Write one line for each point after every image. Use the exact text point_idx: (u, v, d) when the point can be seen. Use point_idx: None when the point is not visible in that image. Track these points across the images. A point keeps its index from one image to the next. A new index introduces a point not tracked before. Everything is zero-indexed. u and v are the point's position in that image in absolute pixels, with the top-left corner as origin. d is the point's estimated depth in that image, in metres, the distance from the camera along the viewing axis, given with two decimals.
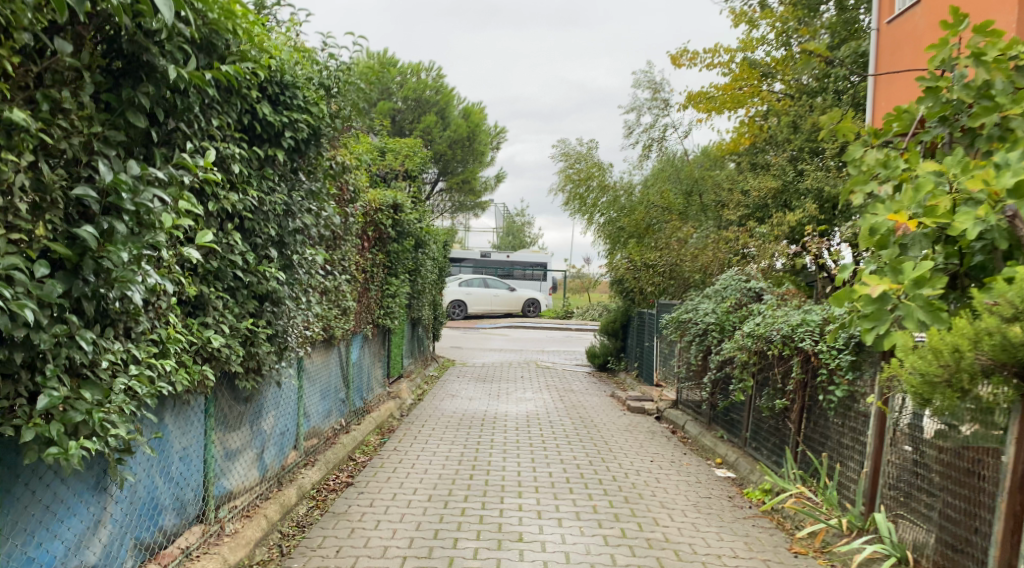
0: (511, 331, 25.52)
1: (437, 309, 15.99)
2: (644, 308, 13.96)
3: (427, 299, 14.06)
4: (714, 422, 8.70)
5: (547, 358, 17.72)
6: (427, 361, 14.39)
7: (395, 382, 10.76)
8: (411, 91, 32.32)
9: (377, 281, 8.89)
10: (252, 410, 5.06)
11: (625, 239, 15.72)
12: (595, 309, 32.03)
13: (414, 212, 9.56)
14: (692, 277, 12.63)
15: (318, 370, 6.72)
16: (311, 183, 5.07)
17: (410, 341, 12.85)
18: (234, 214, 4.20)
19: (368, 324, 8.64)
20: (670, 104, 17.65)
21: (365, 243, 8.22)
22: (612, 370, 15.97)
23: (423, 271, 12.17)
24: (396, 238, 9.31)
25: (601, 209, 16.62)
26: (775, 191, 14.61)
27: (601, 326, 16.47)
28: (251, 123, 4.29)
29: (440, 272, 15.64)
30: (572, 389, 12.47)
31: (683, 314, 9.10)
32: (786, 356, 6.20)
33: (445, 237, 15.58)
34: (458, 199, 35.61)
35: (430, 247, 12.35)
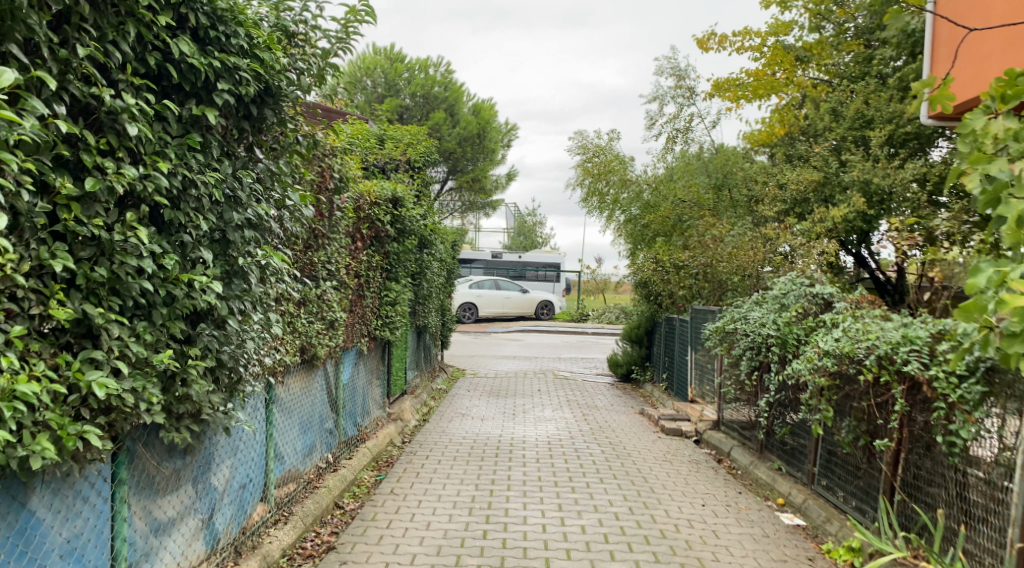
0: (524, 335, 24.30)
1: (446, 316, 14.78)
2: (674, 314, 12.72)
3: (435, 306, 12.84)
4: (768, 452, 7.45)
5: (563, 366, 16.49)
6: (435, 373, 13.18)
7: (398, 400, 9.54)
8: (419, 86, 31.20)
9: (374, 288, 7.69)
10: (197, 464, 3.86)
11: (649, 238, 14.48)
12: (611, 311, 30.74)
13: (416, 208, 8.36)
14: (728, 280, 11.37)
15: (296, 399, 5.52)
16: (263, 157, 3.89)
17: (415, 353, 11.63)
18: (140, 200, 3.16)
19: (363, 338, 7.44)
20: (696, 92, 16.37)
21: (358, 243, 7.02)
22: (635, 381, 14.74)
23: (429, 275, 10.96)
24: (395, 238, 8.09)
25: (623, 206, 15.36)
26: (815, 185, 13.34)
27: (623, 333, 15.22)
28: (163, 69, 3.28)
29: (449, 276, 14.41)
30: (595, 404, 11.23)
31: (731, 324, 7.80)
32: (883, 383, 4.92)
33: (454, 238, 14.34)
34: (468, 198, 34.38)
35: (436, 249, 11.14)
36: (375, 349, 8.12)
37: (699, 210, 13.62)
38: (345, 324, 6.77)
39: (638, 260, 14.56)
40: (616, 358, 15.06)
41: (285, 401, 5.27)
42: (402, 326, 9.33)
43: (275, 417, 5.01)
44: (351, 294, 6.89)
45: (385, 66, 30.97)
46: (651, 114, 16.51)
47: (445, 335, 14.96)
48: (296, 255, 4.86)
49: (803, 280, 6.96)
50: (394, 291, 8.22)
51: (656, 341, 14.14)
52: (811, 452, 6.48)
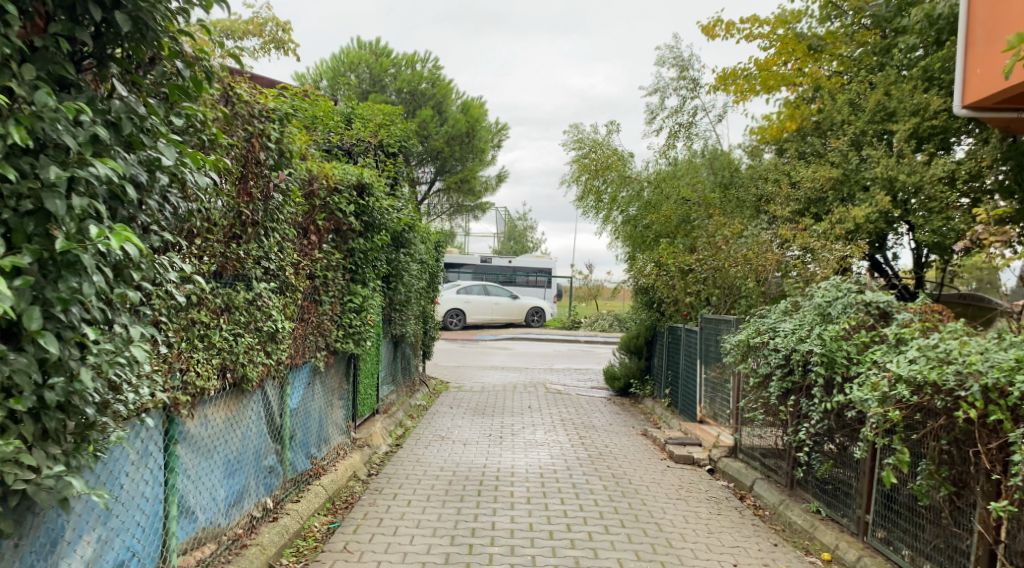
0: (513, 343, 23.09)
1: (429, 324, 13.54)
2: (679, 322, 11.56)
3: (415, 315, 11.61)
4: (802, 490, 6.29)
5: (555, 378, 15.30)
6: (415, 388, 11.95)
7: (367, 421, 8.33)
8: (405, 83, 30.08)
9: (335, 291, 6.48)
10: (30, 549, 2.92)
11: (650, 240, 13.33)
12: (604, 318, 29.57)
13: (388, 199, 7.16)
14: (742, 286, 10.21)
15: (220, 432, 4.34)
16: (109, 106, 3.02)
17: (392, 366, 10.41)
18: None
19: (320, 350, 6.24)
20: (700, 84, 15.22)
21: (310, 238, 5.82)
22: (634, 395, 13.55)
23: (407, 279, 9.75)
24: (361, 234, 6.88)
25: (621, 205, 14.20)
26: (832, 183, 12.24)
27: (620, 344, 14.03)
28: None
29: (431, 281, 13.19)
30: (592, 424, 10.03)
31: (756, 337, 6.63)
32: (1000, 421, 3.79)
33: (437, 239, 13.13)
34: (456, 200, 33.15)
35: (415, 250, 9.93)
36: (337, 363, 6.92)
37: (706, 209, 12.48)
38: (293, 335, 5.57)
39: (637, 264, 13.41)
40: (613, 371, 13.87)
41: (197, 439, 4.01)
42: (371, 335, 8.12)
43: (182, 460, 3.84)
44: (302, 298, 5.70)
45: (371, 61, 29.80)
46: (652, 108, 15.36)
47: (427, 345, 13.72)
48: (182, 238, 3.68)
49: (849, 285, 5.80)
50: (364, 297, 7.01)
51: (657, 352, 12.98)
52: (862, 496, 5.30)
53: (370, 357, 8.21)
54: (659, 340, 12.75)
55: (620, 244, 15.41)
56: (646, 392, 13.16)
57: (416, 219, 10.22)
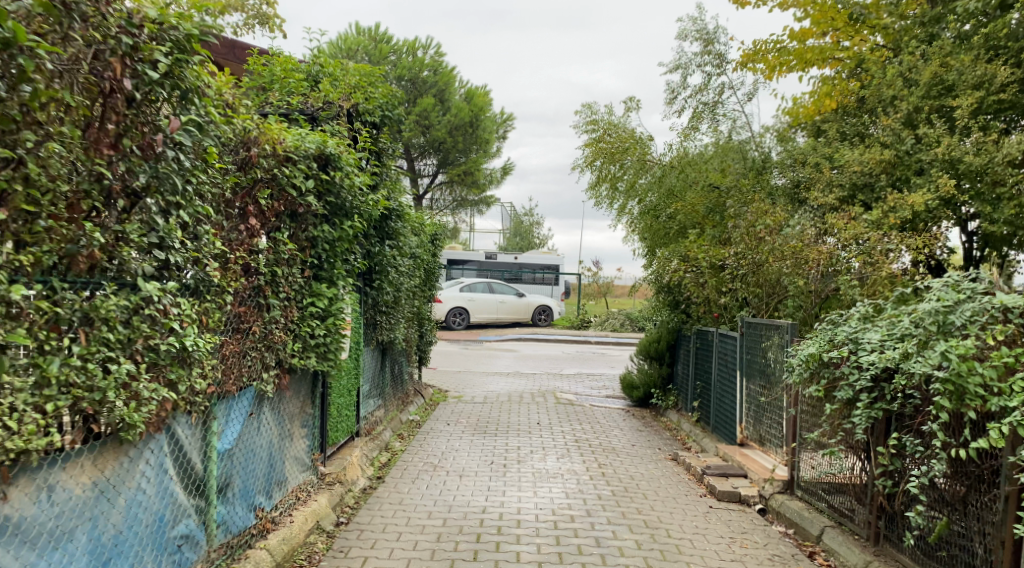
0: (519, 344, 21.68)
1: (426, 328, 12.12)
2: (709, 326, 10.12)
3: (408, 319, 10.22)
4: (896, 551, 4.86)
5: (565, 386, 13.88)
6: (408, 400, 10.55)
7: (346, 448, 6.92)
8: (406, 70, 28.69)
9: (292, 293, 5.09)
10: None
11: (673, 232, 11.90)
12: (616, 317, 28.09)
13: (363, 176, 5.76)
14: (787, 284, 8.75)
15: (79, 507, 3.24)
16: None
17: (379, 377, 9.01)
18: None
19: (272, 367, 4.87)
20: (726, 59, 13.72)
21: (249, 222, 4.44)
22: (654, 406, 12.12)
23: (396, 277, 8.34)
24: (324, 220, 5.48)
25: (639, 193, 12.73)
26: (881, 166, 10.80)
27: (638, 348, 12.59)
28: None
29: (428, 279, 11.77)
30: (611, 445, 8.62)
31: (833, 351, 5.23)
32: None
33: (433, 232, 11.68)
34: (459, 194, 31.68)
35: (405, 243, 8.53)
36: (300, 382, 5.55)
37: (737, 197, 11.04)
38: (221, 350, 4.19)
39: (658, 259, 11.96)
40: (630, 378, 12.42)
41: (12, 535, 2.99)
42: (347, 345, 6.73)
43: None
44: (235, 303, 4.31)
45: (370, 47, 28.39)
46: (673, 86, 13.89)
47: (425, 351, 12.31)
48: None
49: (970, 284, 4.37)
50: (335, 299, 5.61)
51: (682, 359, 11.55)
52: None
53: (346, 370, 6.82)
54: (684, 345, 11.31)
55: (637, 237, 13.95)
56: (669, 404, 11.73)
57: (408, 208, 8.80)
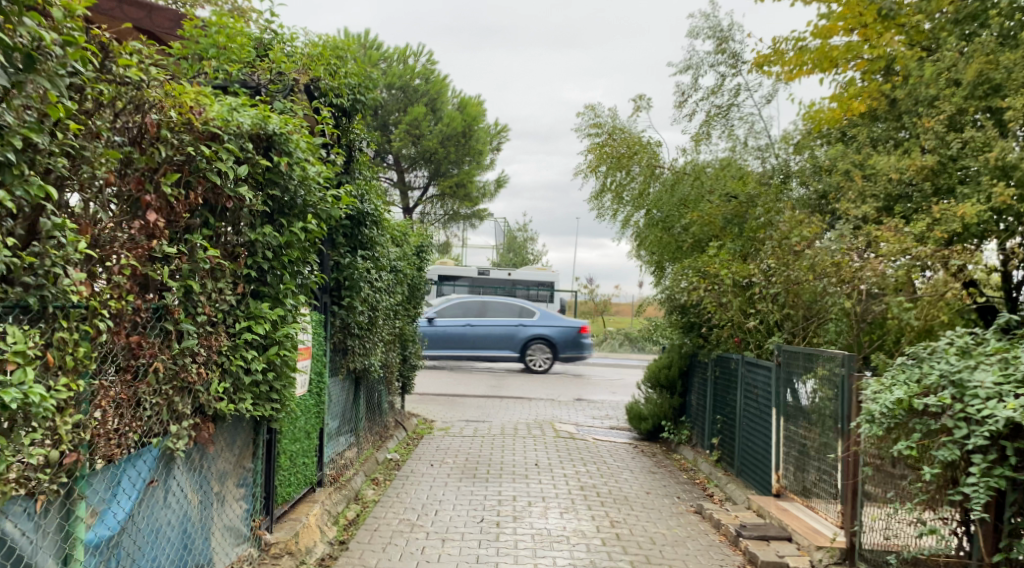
0: (512, 366, 20.43)
1: (411, 352, 10.85)
2: (730, 352, 8.93)
3: (388, 342, 8.98)
4: None
5: (563, 414, 12.60)
6: (386, 435, 9.28)
7: (305, 504, 5.66)
8: (397, 78, 27.63)
9: (214, 317, 3.84)
10: None
11: (685, 246, 10.70)
12: (614, 337, 26.77)
13: (320, 167, 4.53)
14: (826, 305, 7.54)
15: None
16: None
17: (350, 410, 7.75)
18: None
19: (186, 417, 3.62)
20: (741, 59, 12.58)
21: (142, 218, 3.20)
22: (664, 441, 10.88)
23: (372, 294, 7.09)
24: (264, 220, 4.24)
25: (647, 202, 11.54)
26: (923, 173, 9.63)
27: (645, 374, 11.38)
28: None
29: (412, 297, 10.52)
30: (622, 494, 7.37)
31: (928, 396, 4.01)
32: None
33: (417, 243, 10.46)
34: (451, 207, 30.39)
35: (383, 255, 7.29)
36: (234, 431, 4.32)
37: (760, 206, 9.86)
38: (91, 400, 2.94)
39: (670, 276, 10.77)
40: (637, 408, 11.18)
41: None
42: (302, 378, 5.48)
43: None
44: (120, 335, 3.07)
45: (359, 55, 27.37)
46: (683, 88, 12.74)
47: (409, 377, 11.04)
48: None
49: None
50: (280, 325, 4.35)
51: (697, 389, 10.34)
52: None
53: (303, 410, 5.55)
54: (701, 373, 10.09)
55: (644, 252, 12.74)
56: (682, 439, 10.49)
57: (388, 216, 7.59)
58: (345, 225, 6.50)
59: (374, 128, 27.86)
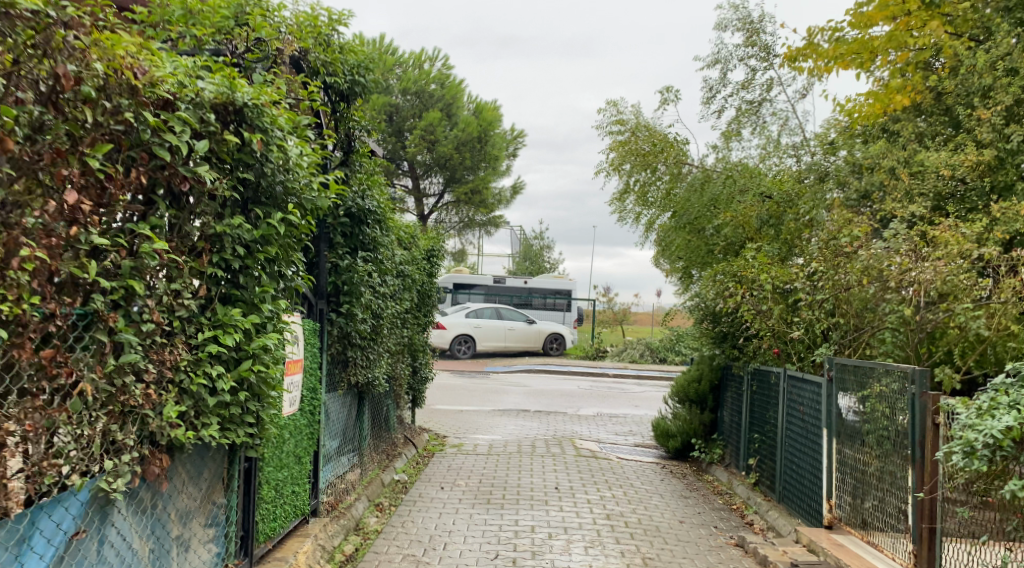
0: (529, 377, 19.69)
1: (421, 364, 10.16)
2: (769, 365, 8.19)
3: (396, 353, 8.29)
4: None
5: (584, 430, 11.85)
6: (394, 453, 8.58)
7: (295, 539, 4.97)
8: (411, 82, 27.11)
9: (167, 326, 3.17)
10: None
11: (716, 250, 9.94)
12: (634, 347, 25.93)
13: (305, 150, 3.85)
14: (879, 314, 6.76)
15: None
16: None
17: (353, 429, 7.07)
18: None
19: (129, 449, 2.94)
20: (774, 52, 11.83)
21: (59, 200, 2.53)
22: (694, 460, 10.14)
23: (375, 300, 6.41)
24: (234, 210, 3.56)
25: (674, 203, 10.78)
26: (978, 169, 8.84)
27: (672, 388, 10.63)
28: None
29: (422, 304, 9.83)
30: (652, 524, 6.64)
31: None
32: None
33: (428, 247, 9.77)
34: (467, 213, 29.65)
35: (387, 257, 6.61)
36: (201, 463, 3.62)
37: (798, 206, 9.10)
38: None
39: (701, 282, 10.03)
40: (664, 424, 10.44)
41: None
42: (291, 396, 4.80)
43: None
44: (23, 349, 2.40)
45: None
46: (711, 83, 11.99)
47: (420, 391, 10.35)
48: None
49: None
50: (255, 334, 3.67)
51: (730, 405, 9.60)
52: None
53: (292, 432, 4.87)
54: (735, 388, 9.34)
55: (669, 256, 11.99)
56: (713, 459, 9.73)
57: (393, 214, 6.91)
58: (343, 223, 5.82)
59: (388, 134, 27.29)
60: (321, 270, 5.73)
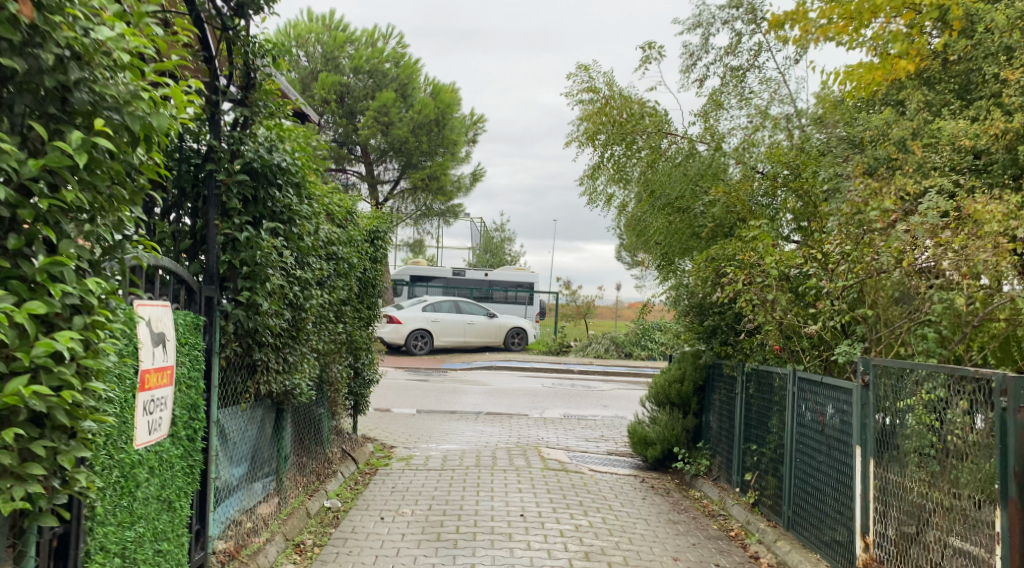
0: (489, 375, 18.39)
1: (366, 364, 8.77)
2: (772, 366, 6.98)
3: (326, 352, 6.89)
4: None
5: (549, 436, 10.56)
6: (324, 475, 7.19)
7: None
8: (363, 61, 25.67)
9: None
10: None
11: (703, 233, 8.71)
12: (599, 342, 24.69)
13: (133, 37, 2.47)
14: (913, 302, 5.54)
15: None
16: None
17: (265, 449, 5.69)
18: None
19: None
20: (761, 14, 10.62)
21: None
22: (676, 472, 8.90)
23: (290, 287, 5.00)
24: (19, 137, 2.14)
25: (653, 180, 9.51)
26: (1005, 138, 7.68)
27: (648, 390, 9.36)
28: None
29: (364, 295, 8.43)
30: (642, 565, 5.36)
31: None
32: None
33: (370, 229, 8.38)
34: (425, 202, 27.94)
35: (307, 231, 5.19)
36: None
37: (799, 179, 7.89)
38: None
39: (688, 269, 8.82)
40: (640, 431, 9.17)
41: None
42: (148, 420, 3.39)
43: None
44: None
45: (324, 36, 25.81)
46: (693, 48, 10.71)
47: (363, 395, 8.96)
48: None
49: None
50: (38, 334, 2.24)
51: (719, 410, 8.38)
52: None
53: (153, 470, 3.46)
54: (726, 390, 8.12)
55: (645, 241, 10.76)
56: (700, 471, 8.50)
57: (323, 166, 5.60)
58: (241, 182, 4.40)
59: (339, 116, 25.75)
60: (209, 245, 4.30)
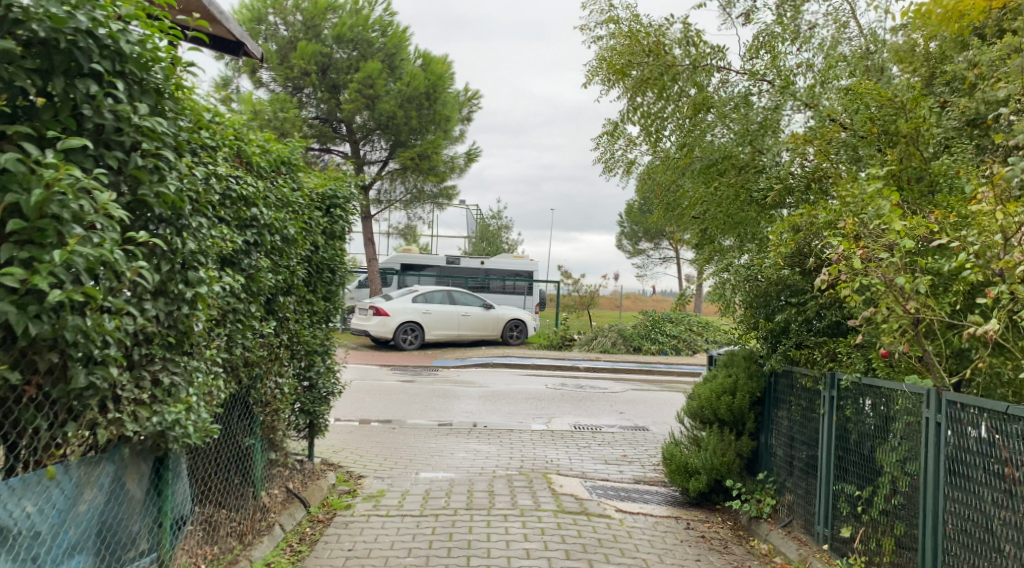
0: (486, 374, 16.37)
1: (320, 376, 6.71)
2: (883, 380, 4.97)
3: (245, 362, 4.84)
4: None
5: (558, 456, 8.52)
6: (250, 535, 5.13)
7: None
8: (347, 29, 23.43)
9: None
10: None
11: (766, 197, 6.70)
12: (605, 335, 22.61)
13: None
14: None
15: None
16: None
17: (136, 522, 3.65)
18: None
19: None
20: None
21: None
22: (727, 511, 6.86)
23: (135, 263, 2.92)
24: None
25: (696, 137, 7.49)
26: None
27: (690, 404, 7.33)
28: None
29: (316, 284, 6.37)
30: None
31: None
32: None
33: (323, 195, 6.31)
34: (415, 183, 25.78)
35: (175, 172, 3.14)
36: None
37: (903, 123, 5.83)
38: None
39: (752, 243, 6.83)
40: (681, 456, 7.14)
41: None
42: None
43: None
44: None
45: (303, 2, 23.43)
46: None
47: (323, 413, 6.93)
48: None
49: None
50: None
51: (791, 433, 6.34)
52: None
53: None
54: (804, 408, 6.09)
55: (679, 214, 8.76)
56: (762, 513, 6.46)
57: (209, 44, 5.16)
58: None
59: (320, 89, 23.62)
60: None
